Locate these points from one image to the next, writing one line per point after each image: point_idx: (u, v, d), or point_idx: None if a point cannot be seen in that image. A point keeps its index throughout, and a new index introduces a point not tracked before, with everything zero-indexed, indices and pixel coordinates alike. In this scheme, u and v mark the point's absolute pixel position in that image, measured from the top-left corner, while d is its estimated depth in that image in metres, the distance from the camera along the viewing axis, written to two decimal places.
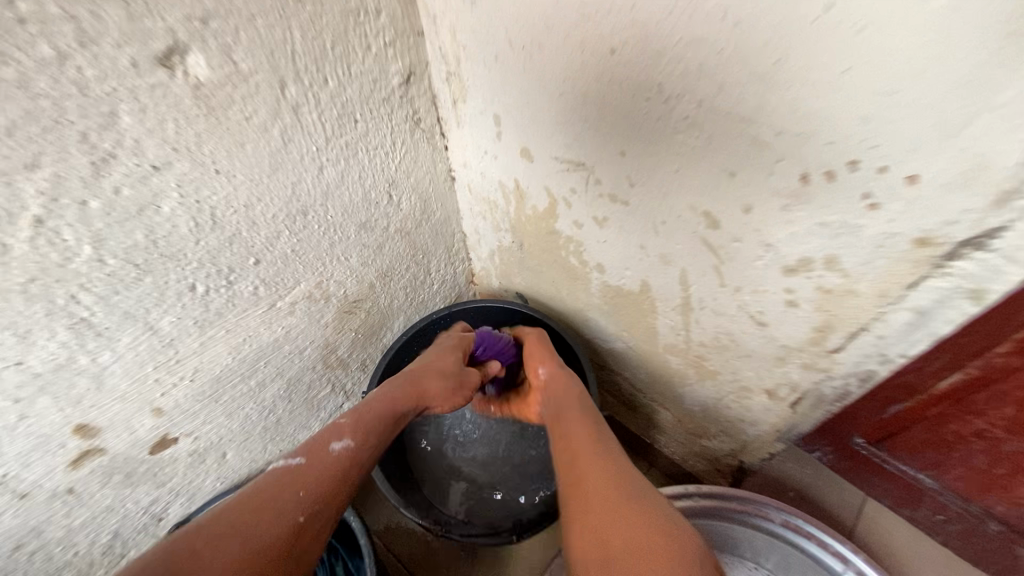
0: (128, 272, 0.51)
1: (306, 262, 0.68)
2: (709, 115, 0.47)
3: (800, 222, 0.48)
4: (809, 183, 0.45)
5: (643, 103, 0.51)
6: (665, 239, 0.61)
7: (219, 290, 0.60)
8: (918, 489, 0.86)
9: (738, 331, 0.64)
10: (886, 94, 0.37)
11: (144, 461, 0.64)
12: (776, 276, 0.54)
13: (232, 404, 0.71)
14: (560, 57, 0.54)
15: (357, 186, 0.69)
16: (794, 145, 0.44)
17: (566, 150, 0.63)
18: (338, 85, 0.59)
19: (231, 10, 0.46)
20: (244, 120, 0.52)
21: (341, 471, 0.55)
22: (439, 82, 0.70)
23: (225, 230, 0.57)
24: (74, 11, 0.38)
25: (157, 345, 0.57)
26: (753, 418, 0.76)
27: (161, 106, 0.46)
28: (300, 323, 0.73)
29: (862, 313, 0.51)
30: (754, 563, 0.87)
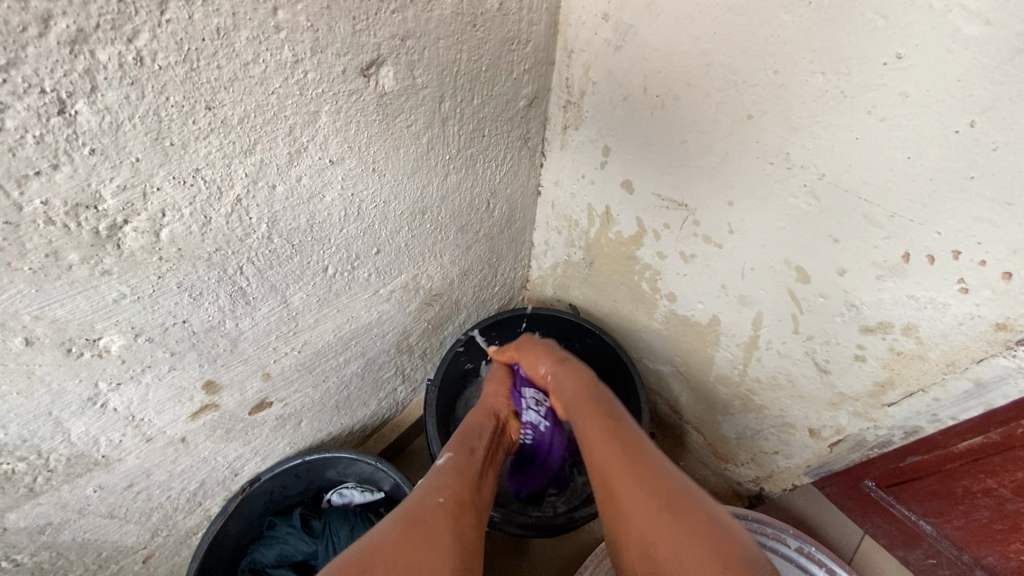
0: (285, 250, 0.55)
1: (412, 256, 0.73)
2: (829, 187, 0.53)
3: (890, 291, 0.55)
4: (908, 261, 0.52)
5: (766, 165, 0.57)
6: (749, 284, 0.68)
7: (343, 274, 0.65)
8: (917, 533, 0.93)
9: (797, 373, 0.71)
10: (1006, 204, 0.44)
11: (243, 419, 0.69)
12: (853, 332, 0.61)
13: (321, 375, 0.75)
14: (694, 110, 0.60)
15: (467, 192, 0.74)
16: (905, 228, 0.50)
17: (671, 189, 0.69)
18: (481, 102, 0.64)
19: (424, 32, 0.51)
20: (405, 127, 0.57)
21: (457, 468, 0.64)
22: (555, 107, 0.75)
23: (364, 221, 0.62)
24: (317, 24, 0.43)
25: (285, 317, 0.62)
26: (789, 452, 0.82)
27: (352, 109, 0.50)
28: (391, 310, 0.78)
29: (926, 376, 0.58)
30: None
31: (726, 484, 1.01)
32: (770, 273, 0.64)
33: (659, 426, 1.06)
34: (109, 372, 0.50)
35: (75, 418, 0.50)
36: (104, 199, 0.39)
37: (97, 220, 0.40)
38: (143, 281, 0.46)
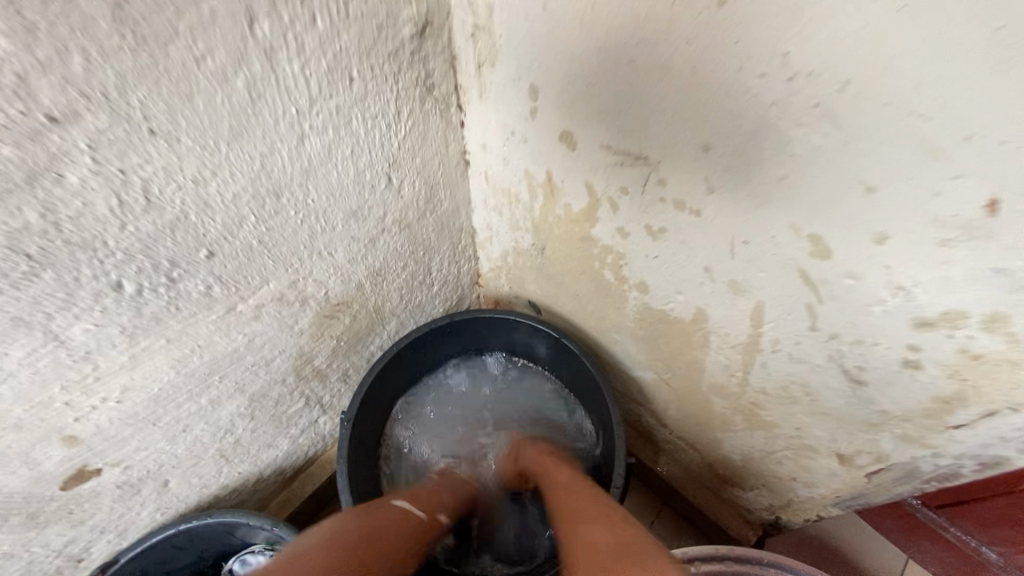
0: (16, 266, 0.36)
1: (277, 257, 0.53)
2: (857, 103, 0.33)
3: (962, 265, 0.34)
4: (995, 213, 0.31)
5: (753, 80, 0.36)
6: (743, 265, 0.47)
7: (157, 290, 0.45)
8: (979, 564, 0.74)
9: (818, 384, 0.51)
10: None
11: (54, 498, 0.50)
12: (899, 328, 0.41)
13: (176, 424, 0.57)
14: (638, 7, 0.39)
15: (349, 165, 0.54)
16: (991, 157, 0.30)
17: (621, 137, 0.48)
18: (331, 27, 0.44)
19: None
20: (192, 63, 0.37)
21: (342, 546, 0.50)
22: (462, 38, 0.55)
23: (166, 212, 0.42)
24: None
25: (67, 360, 0.43)
26: (811, 479, 0.63)
27: (60, 28, 0.31)
28: (268, 330, 0.59)
29: (1019, 390, 0.38)
30: None
31: (734, 511, 0.81)
32: (770, 247, 0.44)
33: (650, 442, 0.86)
34: None
35: None
36: None
37: None
38: None
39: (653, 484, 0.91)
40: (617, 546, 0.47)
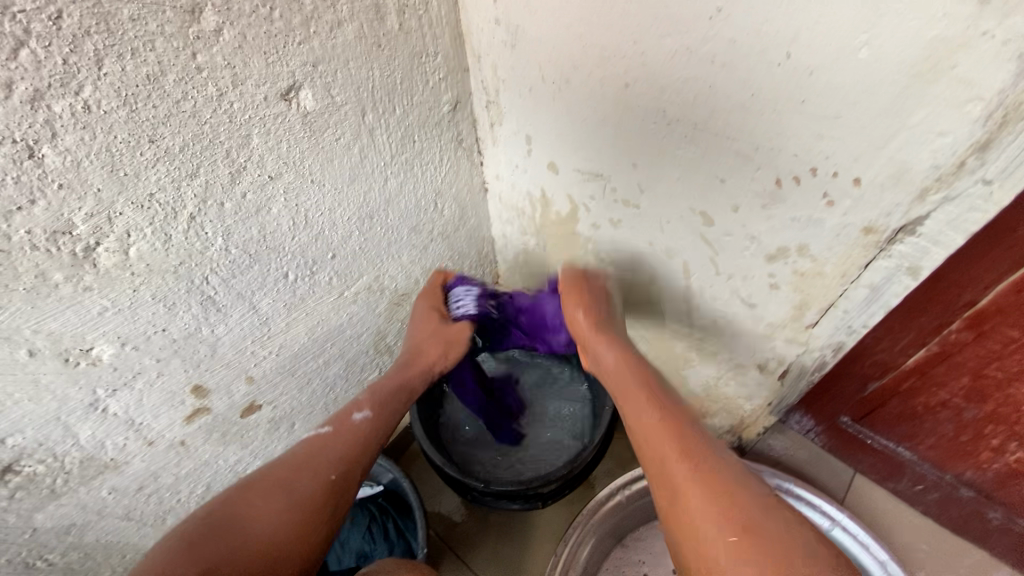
0: (244, 260, 0.64)
1: (369, 258, 0.81)
2: (703, 134, 0.60)
3: (776, 218, 0.61)
4: (781, 186, 0.58)
5: (651, 125, 0.64)
6: (670, 237, 0.74)
7: (305, 279, 0.73)
8: (899, 461, 0.96)
9: (732, 313, 0.76)
10: (833, 118, 0.50)
11: (235, 423, 0.77)
12: (761, 263, 0.66)
13: (303, 378, 0.83)
14: (584, 88, 0.67)
15: (411, 195, 0.82)
16: (769, 156, 0.56)
17: (587, 163, 0.76)
18: (403, 112, 0.73)
19: (333, 56, 0.60)
20: (334, 141, 0.66)
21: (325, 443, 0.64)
22: (480, 108, 0.84)
23: (314, 229, 0.70)
24: (233, 61, 0.52)
25: (257, 322, 0.70)
26: (749, 393, 0.87)
27: (280, 130, 0.60)
28: (361, 311, 0.86)
29: (830, 291, 0.63)
30: None
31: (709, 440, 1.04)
32: (682, 222, 0.71)
33: None
34: (104, 378, 0.58)
35: (81, 423, 0.59)
36: (76, 225, 0.49)
37: (73, 243, 0.49)
38: (120, 294, 0.55)
39: None
40: (714, 477, 0.52)
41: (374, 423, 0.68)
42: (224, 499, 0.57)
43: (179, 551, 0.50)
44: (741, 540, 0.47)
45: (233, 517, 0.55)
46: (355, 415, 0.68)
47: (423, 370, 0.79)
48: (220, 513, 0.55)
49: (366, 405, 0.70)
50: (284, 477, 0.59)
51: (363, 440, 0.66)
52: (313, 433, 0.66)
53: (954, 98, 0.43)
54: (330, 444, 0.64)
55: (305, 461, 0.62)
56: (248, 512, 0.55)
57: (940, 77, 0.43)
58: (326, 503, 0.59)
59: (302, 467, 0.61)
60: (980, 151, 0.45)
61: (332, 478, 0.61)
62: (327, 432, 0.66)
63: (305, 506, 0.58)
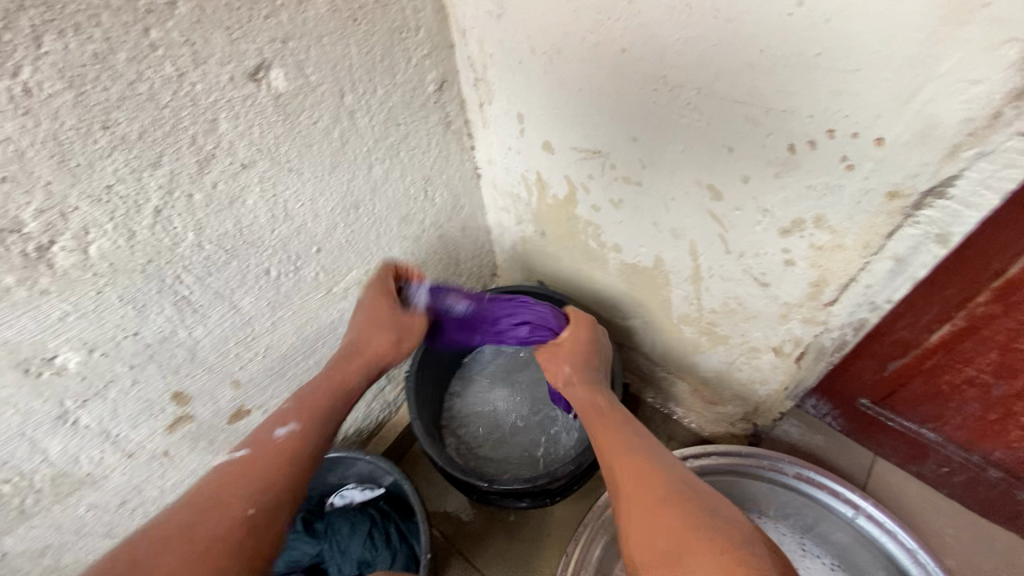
0: (220, 256, 0.60)
1: (357, 251, 0.77)
2: (708, 99, 0.55)
3: (791, 187, 0.56)
4: (795, 152, 0.53)
5: (652, 93, 0.59)
6: (676, 215, 0.69)
7: (288, 275, 0.69)
8: (922, 443, 0.92)
9: (744, 294, 0.71)
10: (852, 72, 0.45)
11: (223, 430, 0.73)
12: (775, 238, 0.62)
13: (294, 381, 0.79)
14: (578, 57, 0.63)
15: (399, 183, 0.78)
16: (781, 120, 0.52)
17: (583, 140, 0.71)
18: (385, 93, 0.68)
19: (304, 32, 0.56)
20: (311, 124, 0.61)
21: (221, 477, 0.58)
22: (468, 88, 0.79)
23: (295, 221, 0.66)
24: (191, 38, 0.48)
25: (239, 323, 0.66)
26: (764, 378, 0.82)
27: (250, 113, 0.55)
28: (352, 307, 0.82)
29: (850, 265, 0.59)
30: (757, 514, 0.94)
31: (723, 428, 1.00)
32: (688, 198, 0.66)
33: (647, 386, 1.06)
34: (72, 389, 0.54)
35: (50, 437, 0.55)
36: (25, 223, 0.44)
37: (24, 243, 0.45)
38: (84, 297, 0.51)
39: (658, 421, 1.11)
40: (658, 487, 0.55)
41: (300, 438, 0.62)
42: (156, 528, 0.53)
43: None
44: (686, 551, 0.48)
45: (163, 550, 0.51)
46: (279, 430, 0.63)
47: (367, 361, 0.72)
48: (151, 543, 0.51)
49: (292, 418, 0.64)
50: (170, 536, 0.52)
51: (294, 455, 0.61)
52: (227, 459, 0.60)
53: (986, 42, 0.38)
54: (252, 465, 0.59)
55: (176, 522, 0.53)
56: (175, 549, 0.51)
57: (974, 17, 0.38)
58: (247, 540, 0.53)
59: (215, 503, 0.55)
60: (1019, 98, 0.40)
61: (248, 514, 0.55)
62: (241, 458, 0.60)
63: (198, 561, 0.50)
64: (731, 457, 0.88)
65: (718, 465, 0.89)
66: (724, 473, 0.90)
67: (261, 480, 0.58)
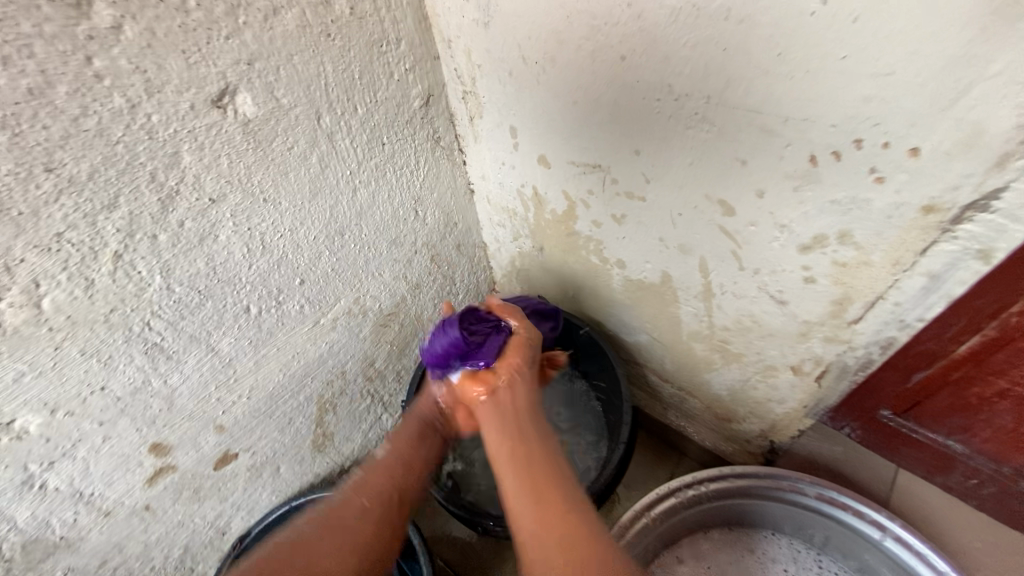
0: (193, 297, 0.55)
1: (345, 279, 0.72)
2: (717, 109, 0.50)
3: (811, 202, 0.51)
4: (817, 164, 0.48)
5: (655, 103, 0.54)
6: (683, 230, 0.65)
7: (270, 311, 0.64)
8: (949, 455, 0.87)
9: (759, 312, 0.67)
10: (883, 76, 0.40)
11: (209, 476, 0.68)
12: (793, 255, 0.57)
13: (284, 419, 0.75)
14: (573, 67, 0.58)
15: (387, 205, 0.73)
16: (801, 130, 0.47)
17: (581, 154, 0.66)
18: (367, 111, 0.64)
19: (272, 51, 0.51)
20: (286, 150, 0.57)
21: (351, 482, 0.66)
22: (456, 101, 0.75)
23: (274, 254, 0.61)
24: (143, 65, 0.43)
25: (218, 365, 0.62)
26: (782, 396, 0.78)
27: (217, 143, 0.50)
28: (341, 338, 0.77)
29: (877, 282, 0.54)
30: (775, 531, 0.90)
31: (739, 445, 0.95)
32: (697, 213, 0.61)
33: (657, 402, 1.01)
34: (35, 452, 0.50)
35: (15, 504, 0.51)
36: None
37: None
38: (39, 355, 0.46)
39: (669, 437, 1.06)
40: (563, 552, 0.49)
41: (413, 453, 0.72)
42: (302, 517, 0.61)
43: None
44: None
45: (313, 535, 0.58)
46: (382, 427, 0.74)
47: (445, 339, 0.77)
48: (271, 553, 0.56)
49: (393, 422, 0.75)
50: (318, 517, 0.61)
51: (400, 467, 0.69)
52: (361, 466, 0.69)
53: None
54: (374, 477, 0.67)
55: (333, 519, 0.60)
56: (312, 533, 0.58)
57: None
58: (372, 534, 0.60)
59: (337, 525, 0.59)
60: None
61: (366, 504, 0.63)
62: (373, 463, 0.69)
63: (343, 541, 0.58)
64: (748, 479, 0.84)
65: (736, 488, 0.85)
66: (742, 495, 0.86)
67: (398, 474, 0.68)
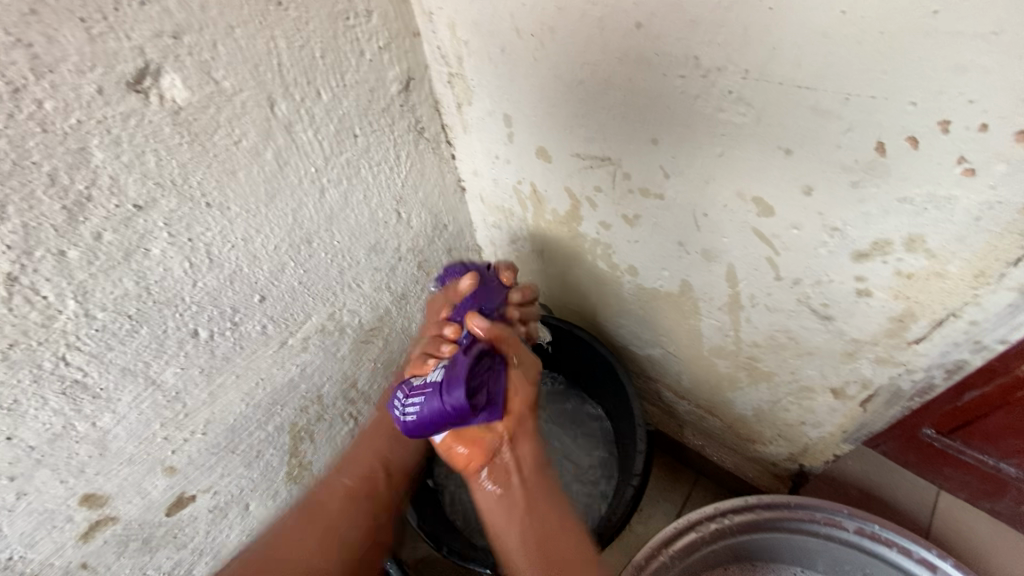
0: (122, 324, 0.46)
1: (316, 293, 0.63)
2: (756, 87, 0.41)
3: (874, 200, 0.41)
4: (885, 154, 0.38)
5: (677, 81, 0.44)
6: (708, 233, 0.55)
7: (224, 334, 0.55)
8: (1002, 480, 0.78)
9: (797, 327, 0.57)
10: (989, 35, 0.30)
11: (161, 524, 0.59)
12: (844, 263, 0.47)
13: (250, 453, 0.66)
14: (576, 40, 0.48)
15: (363, 207, 0.63)
16: (867, 110, 0.37)
17: (587, 145, 0.57)
18: (333, 97, 0.54)
19: (205, 22, 0.41)
20: (232, 144, 0.47)
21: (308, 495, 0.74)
22: (441, 85, 0.65)
23: (225, 268, 0.52)
24: (25, 36, 0.33)
25: (162, 400, 0.53)
26: (817, 420, 0.68)
27: (138, 137, 0.41)
28: (316, 359, 0.67)
29: (951, 297, 0.44)
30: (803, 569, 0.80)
31: (763, 468, 0.86)
32: (725, 214, 0.52)
33: (671, 419, 0.92)
34: None
35: None
36: None
37: None
38: None
39: (684, 456, 0.97)
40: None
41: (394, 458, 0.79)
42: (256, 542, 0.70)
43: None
44: None
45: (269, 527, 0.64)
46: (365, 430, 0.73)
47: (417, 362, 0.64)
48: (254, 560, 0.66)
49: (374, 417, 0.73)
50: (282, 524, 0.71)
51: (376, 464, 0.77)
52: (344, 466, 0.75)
53: None
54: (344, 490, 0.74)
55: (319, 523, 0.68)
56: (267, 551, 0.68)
57: None
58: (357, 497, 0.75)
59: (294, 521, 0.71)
60: None
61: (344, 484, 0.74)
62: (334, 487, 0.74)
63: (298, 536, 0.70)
64: (777, 511, 0.75)
65: (761, 521, 0.75)
66: (769, 529, 0.76)
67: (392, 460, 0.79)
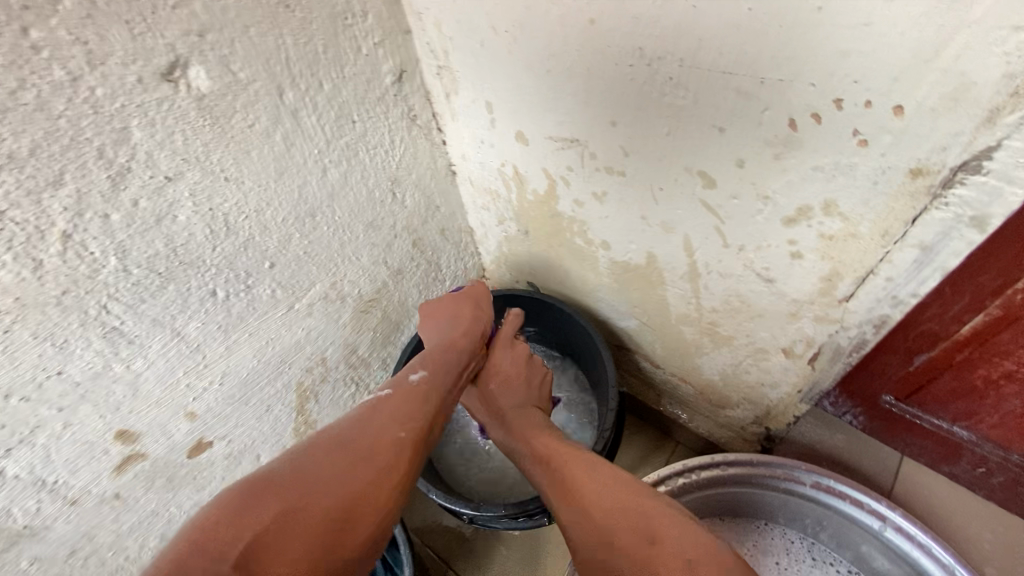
0: (153, 280, 0.54)
1: (319, 263, 0.70)
2: (691, 72, 0.47)
3: (793, 169, 0.48)
4: (797, 129, 0.45)
5: (628, 69, 0.51)
6: (665, 206, 0.62)
7: (239, 294, 0.63)
8: (955, 443, 0.83)
9: (747, 291, 0.64)
10: (862, 26, 0.37)
11: (183, 465, 0.67)
12: (778, 228, 0.54)
13: (261, 406, 0.73)
14: (544, 34, 0.55)
15: (360, 186, 0.71)
16: (779, 91, 0.44)
17: (559, 127, 0.64)
18: (333, 87, 0.61)
19: (224, 23, 0.49)
20: (247, 127, 0.55)
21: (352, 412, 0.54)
22: (431, 77, 0.72)
23: (240, 236, 0.60)
24: (83, 35, 0.41)
25: (185, 350, 0.60)
26: (774, 381, 0.75)
27: (169, 119, 0.49)
28: (320, 324, 0.75)
29: (867, 256, 0.51)
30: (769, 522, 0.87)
31: (733, 433, 0.92)
32: (677, 187, 0.58)
33: (650, 389, 0.98)
34: None
35: None
36: None
37: None
38: None
39: (664, 425, 1.04)
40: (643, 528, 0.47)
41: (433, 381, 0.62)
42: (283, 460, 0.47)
43: (209, 523, 0.40)
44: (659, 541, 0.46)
45: (305, 463, 0.46)
46: (412, 376, 0.61)
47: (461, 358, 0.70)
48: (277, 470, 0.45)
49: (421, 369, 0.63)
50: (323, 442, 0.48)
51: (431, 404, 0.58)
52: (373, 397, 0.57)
53: None
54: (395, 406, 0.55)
55: (377, 435, 0.50)
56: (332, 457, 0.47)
57: None
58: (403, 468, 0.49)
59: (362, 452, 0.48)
60: None
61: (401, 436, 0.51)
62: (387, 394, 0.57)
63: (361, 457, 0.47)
64: (741, 468, 0.81)
65: (728, 477, 0.82)
66: (735, 485, 0.82)
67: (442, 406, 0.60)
